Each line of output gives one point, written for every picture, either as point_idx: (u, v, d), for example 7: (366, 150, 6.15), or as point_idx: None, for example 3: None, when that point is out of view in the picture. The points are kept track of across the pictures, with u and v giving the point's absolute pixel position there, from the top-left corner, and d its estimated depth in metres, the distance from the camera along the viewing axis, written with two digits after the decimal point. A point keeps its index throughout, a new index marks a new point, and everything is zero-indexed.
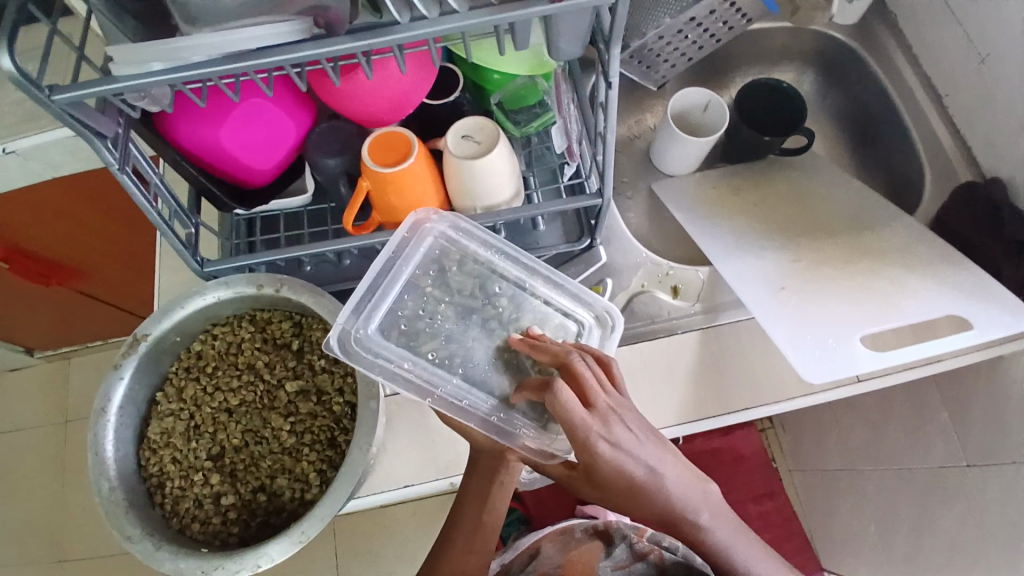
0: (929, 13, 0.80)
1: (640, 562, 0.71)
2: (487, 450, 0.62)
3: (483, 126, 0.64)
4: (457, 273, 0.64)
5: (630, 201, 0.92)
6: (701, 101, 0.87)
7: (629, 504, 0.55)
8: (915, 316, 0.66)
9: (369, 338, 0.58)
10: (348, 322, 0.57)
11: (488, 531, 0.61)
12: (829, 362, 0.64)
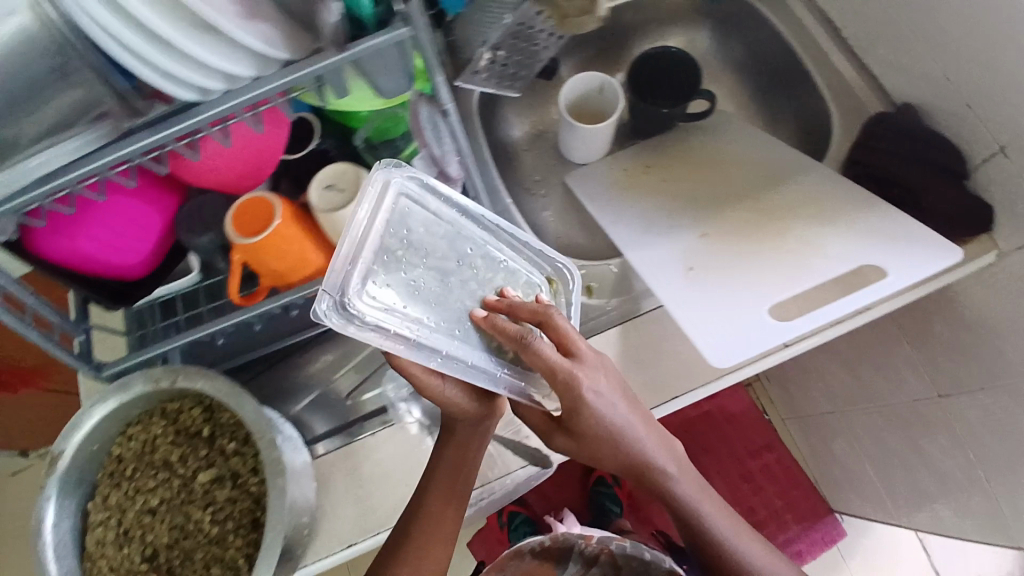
0: None
1: None
2: (463, 413, 0.60)
3: (345, 172, 0.62)
4: (429, 232, 0.55)
5: (545, 199, 0.89)
6: (595, 85, 0.84)
7: (601, 449, 0.59)
8: (829, 275, 0.65)
9: (355, 307, 0.48)
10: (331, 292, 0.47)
11: (458, 496, 0.63)
12: (735, 344, 0.62)
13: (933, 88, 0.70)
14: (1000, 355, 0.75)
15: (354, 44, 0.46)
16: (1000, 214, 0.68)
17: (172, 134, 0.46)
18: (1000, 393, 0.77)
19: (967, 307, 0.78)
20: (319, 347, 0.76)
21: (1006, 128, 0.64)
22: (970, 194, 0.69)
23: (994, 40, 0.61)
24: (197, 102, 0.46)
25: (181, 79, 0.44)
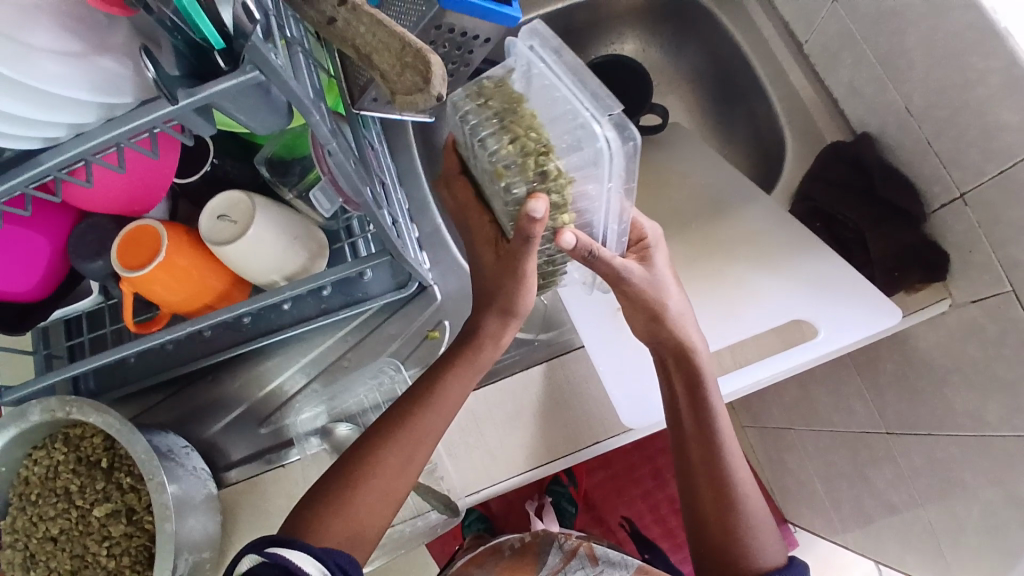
0: None
1: (574, 562, 0.65)
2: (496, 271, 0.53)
3: (237, 202, 0.58)
4: None
5: None
6: None
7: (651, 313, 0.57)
8: (758, 327, 0.66)
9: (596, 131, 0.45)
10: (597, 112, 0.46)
11: (479, 366, 0.57)
12: (647, 402, 0.65)
13: (892, 120, 0.64)
14: (949, 403, 0.71)
15: (197, 90, 0.40)
16: (949, 264, 0.64)
17: (17, 186, 0.41)
18: (946, 438, 0.73)
19: (915, 348, 0.74)
20: (235, 369, 0.74)
21: (962, 172, 0.59)
22: (924, 238, 0.64)
23: (948, 76, 0.56)
24: (42, 151, 0.42)
25: (16, 133, 0.40)
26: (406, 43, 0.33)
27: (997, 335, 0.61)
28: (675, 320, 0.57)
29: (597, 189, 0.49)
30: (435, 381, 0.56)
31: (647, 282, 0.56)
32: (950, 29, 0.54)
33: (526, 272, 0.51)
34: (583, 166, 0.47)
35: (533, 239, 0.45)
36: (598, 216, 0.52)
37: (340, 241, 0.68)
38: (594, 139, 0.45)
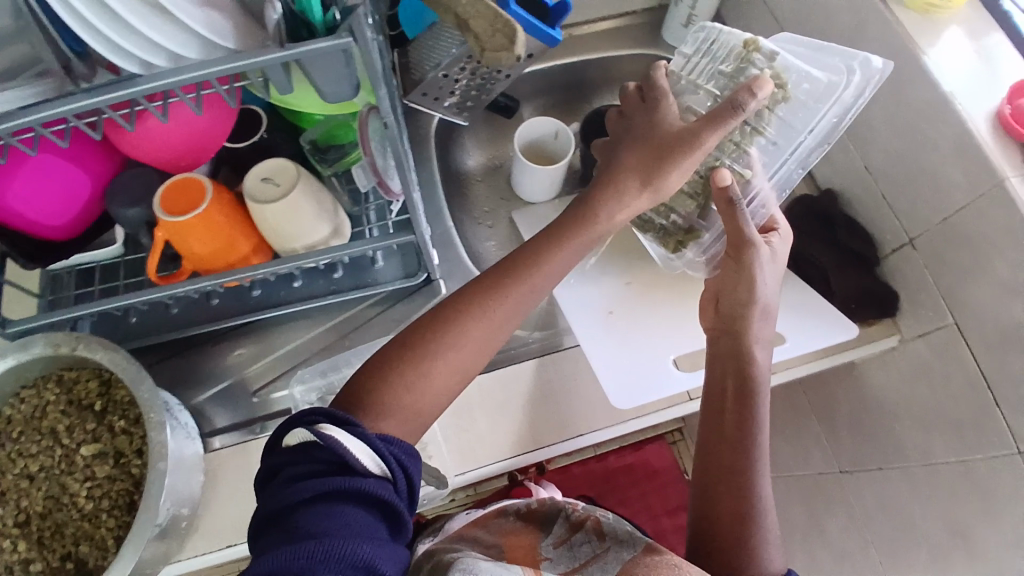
0: (760, 31, 0.85)
1: (580, 534, 0.56)
2: (642, 133, 0.59)
3: (284, 168, 0.64)
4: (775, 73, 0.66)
5: (491, 229, 0.89)
6: (551, 130, 0.87)
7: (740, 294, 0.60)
8: None
9: (846, 68, 0.60)
10: (844, 60, 0.60)
11: (539, 281, 0.57)
12: (637, 392, 0.69)
13: (855, 178, 0.75)
14: (897, 438, 0.78)
15: (295, 45, 0.46)
16: (900, 304, 0.73)
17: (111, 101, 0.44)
18: (893, 473, 0.79)
19: (867, 388, 0.82)
20: (236, 340, 0.75)
21: (912, 222, 0.69)
22: (878, 280, 0.74)
23: (906, 139, 0.67)
24: (139, 74, 0.46)
25: (127, 52, 0.45)
26: (498, 14, 0.40)
27: (942, 367, 0.70)
28: (757, 309, 0.60)
29: (799, 130, 0.62)
30: (549, 251, 0.57)
31: (767, 262, 0.60)
32: (910, 102, 0.66)
33: (701, 140, 0.55)
34: (813, 98, 0.60)
35: (739, 112, 0.54)
36: (761, 182, 0.63)
37: (361, 225, 0.72)
38: (839, 78, 0.59)
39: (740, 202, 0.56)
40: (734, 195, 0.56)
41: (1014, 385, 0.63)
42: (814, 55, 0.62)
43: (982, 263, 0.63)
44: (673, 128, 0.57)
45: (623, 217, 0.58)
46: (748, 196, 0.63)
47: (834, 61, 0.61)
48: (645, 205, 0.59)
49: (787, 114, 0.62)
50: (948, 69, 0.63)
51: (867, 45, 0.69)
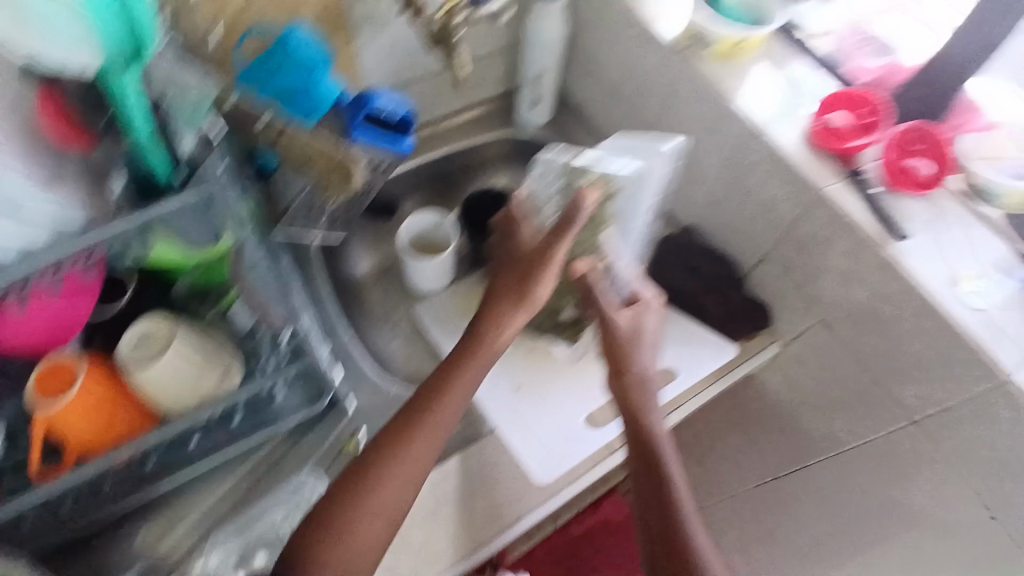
0: (592, 99, 0.94)
1: None
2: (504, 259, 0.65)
3: (158, 328, 0.63)
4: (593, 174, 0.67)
5: (392, 330, 0.89)
6: (431, 222, 0.89)
7: (618, 365, 0.64)
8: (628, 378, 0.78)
9: (654, 156, 0.61)
10: (652, 154, 0.61)
11: (445, 407, 0.61)
12: (555, 459, 0.71)
13: (703, 212, 0.83)
14: (808, 426, 0.87)
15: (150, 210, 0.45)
16: (774, 313, 0.80)
17: None
18: (831, 461, 0.86)
19: (773, 392, 0.88)
20: (144, 516, 0.70)
21: (759, 240, 0.77)
22: (750, 297, 0.81)
23: (732, 172, 0.75)
24: None
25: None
26: None
27: (824, 360, 0.77)
28: (635, 377, 0.64)
29: (633, 216, 0.64)
30: (446, 380, 0.62)
31: (630, 338, 0.64)
32: (726, 140, 0.74)
33: (551, 252, 0.61)
34: (635, 191, 0.62)
35: (574, 224, 0.59)
36: (620, 263, 0.65)
37: (254, 363, 0.67)
38: (651, 163, 0.61)
39: (598, 283, 0.63)
40: (592, 279, 0.64)
41: (884, 363, 0.70)
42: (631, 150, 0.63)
43: (823, 265, 0.70)
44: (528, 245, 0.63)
45: (512, 333, 0.63)
46: (612, 280, 0.65)
47: (627, 160, 0.61)
48: (525, 319, 0.63)
49: (620, 207, 0.63)
50: (758, 107, 0.71)
51: (679, 101, 0.78)
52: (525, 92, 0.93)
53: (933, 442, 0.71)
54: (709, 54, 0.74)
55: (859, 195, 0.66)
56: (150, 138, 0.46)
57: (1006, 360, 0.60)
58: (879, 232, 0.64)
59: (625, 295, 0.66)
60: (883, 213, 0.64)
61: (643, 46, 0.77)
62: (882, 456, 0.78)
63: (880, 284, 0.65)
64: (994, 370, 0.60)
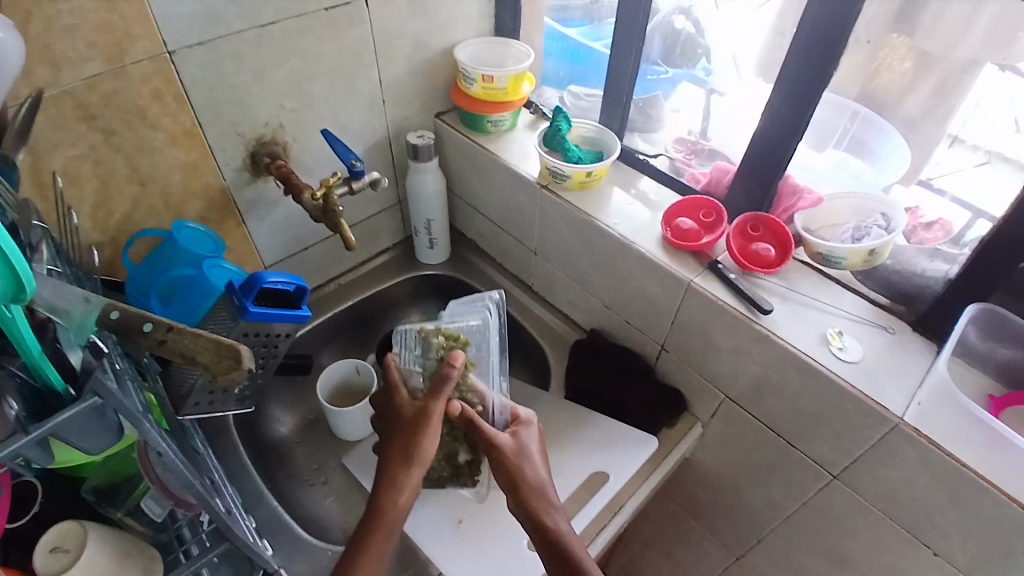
0: (487, 231, 1.02)
1: None
2: (396, 426, 0.66)
3: (70, 531, 0.61)
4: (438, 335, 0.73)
5: (325, 485, 0.88)
6: (351, 368, 0.92)
7: (514, 486, 0.63)
8: (567, 490, 0.78)
9: (494, 305, 0.71)
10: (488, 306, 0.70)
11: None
12: None
13: (603, 316, 0.90)
14: (752, 501, 0.89)
15: (44, 423, 0.45)
16: (686, 397, 0.85)
17: None
18: (783, 526, 0.87)
19: (711, 471, 0.91)
20: None
21: (655, 333, 0.83)
22: (661, 384, 0.86)
23: (616, 277, 0.83)
24: None
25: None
26: (221, 341, 0.42)
27: (742, 433, 0.82)
28: (529, 488, 0.63)
29: (490, 357, 0.69)
30: (354, 556, 0.59)
31: (516, 454, 0.64)
32: (603, 251, 0.82)
33: (431, 410, 0.63)
34: (480, 339, 0.68)
35: (448, 379, 0.61)
36: (493, 396, 0.69)
37: (174, 549, 0.68)
38: (485, 313, 0.69)
39: (477, 416, 0.64)
40: (472, 414, 0.64)
41: (790, 424, 0.75)
42: (467, 305, 0.72)
43: (711, 347, 0.77)
44: (408, 408, 0.65)
45: (409, 496, 0.62)
46: (488, 414, 0.68)
47: (471, 313, 0.69)
48: (420, 478, 0.64)
49: (476, 352, 0.69)
50: (619, 223, 0.81)
51: (557, 224, 0.87)
52: (425, 234, 1.01)
53: (857, 493, 0.74)
54: (566, 186, 0.84)
55: (720, 281, 0.73)
56: (41, 354, 0.46)
57: (890, 404, 0.65)
58: (746, 310, 0.71)
59: (505, 419, 0.69)
60: (745, 293, 0.71)
61: (515, 184, 0.90)
62: (821, 513, 0.81)
63: (764, 354, 0.71)
64: (884, 415, 0.65)
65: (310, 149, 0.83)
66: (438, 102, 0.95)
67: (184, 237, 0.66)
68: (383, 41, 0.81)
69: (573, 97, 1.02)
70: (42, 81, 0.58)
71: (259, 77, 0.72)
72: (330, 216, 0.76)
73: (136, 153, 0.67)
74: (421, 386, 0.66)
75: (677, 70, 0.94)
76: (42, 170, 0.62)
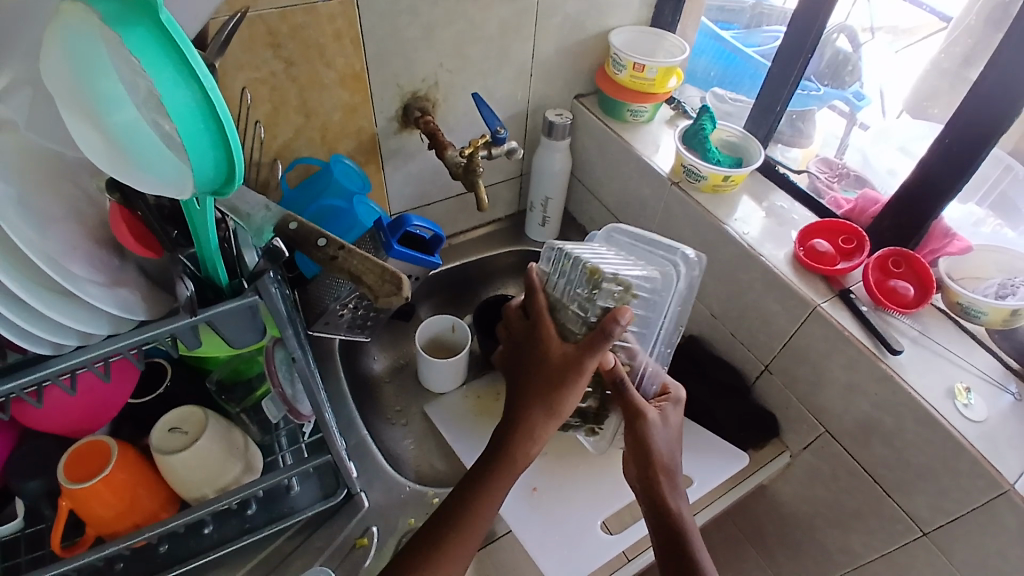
0: (600, 218, 1.03)
1: None
2: (542, 363, 0.65)
3: (190, 416, 0.66)
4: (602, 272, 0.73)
5: (405, 428, 0.91)
6: (448, 324, 0.95)
7: (648, 453, 0.66)
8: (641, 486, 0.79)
9: (688, 260, 0.68)
10: (676, 258, 0.68)
11: (480, 517, 0.62)
12: (569, 562, 0.70)
13: (707, 324, 0.89)
14: (823, 544, 0.87)
15: (204, 309, 0.49)
16: (778, 422, 0.83)
17: (18, 387, 0.45)
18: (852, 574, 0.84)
19: (787, 502, 0.89)
20: None
21: (760, 351, 0.81)
22: (756, 405, 0.84)
23: (731, 288, 0.82)
24: (50, 356, 0.47)
25: (33, 334, 0.45)
26: (385, 267, 0.45)
27: (832, 471, 0.79)
28: (660, 464, 0.66)
29: (656, 317, 0.69)
30: (485, 485, 0.63)
31: (658, 428, 0.67)
32: (724, 259, 0.81)
33: (584, 365, 0.62)
34: (654, 294, 0.67)
35: (610, 338, 0.59)
36: (644, 359, 0.71)
37: (274, 453, 0.73)
38: (669, 269, 0.67)
39: (624, 381, 0.65)
40: (622, 374, 0.66)
41: (889, 471, 0.71)
42: (644, 250, 0.69)
43: (821, 376, 0.74)
44: (560, 354, 0.64)
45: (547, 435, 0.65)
46: (637, 376, 0.72)
47: (654, 263, 0.68)
48: (554, 427, 0.65)
49: (645, 305, 0.67)
50: (748, 233, 0.79)
51: (680, 223, 0.86)
52: (540, 211, 1.02)
53: (947, 556, 0.70)
54: (698, 187, 0.84)
55: (849, 311, 0.71)
56: (216, 251, 0.49)
57: (1007, 470, 0.61)
58: (872, 346, 0.68)
59: (653, 390, 0.72)
60: (874, 328, 0.69)
61: (642, 176, 0.90)
62: (898, 569, 0.77)
63: (881, 394, 0.68)
64: (997, 480, 0.60)
65: (454, 109, 0.85)
66: (581, 84, 0.96)
67: (339, 171, 0.72)
68: (545, 16, 0.83)
69: (717, 97, 1.02)
70: (244, 2, 0.62)
71: (427, 33, 0.75)
72: (469, 175, 0.79)
73: (307, 86, 0.72)
74: (577, 330, 0.65)
75: (830, 89, 0.96)
76: (229, 86, 0.67)
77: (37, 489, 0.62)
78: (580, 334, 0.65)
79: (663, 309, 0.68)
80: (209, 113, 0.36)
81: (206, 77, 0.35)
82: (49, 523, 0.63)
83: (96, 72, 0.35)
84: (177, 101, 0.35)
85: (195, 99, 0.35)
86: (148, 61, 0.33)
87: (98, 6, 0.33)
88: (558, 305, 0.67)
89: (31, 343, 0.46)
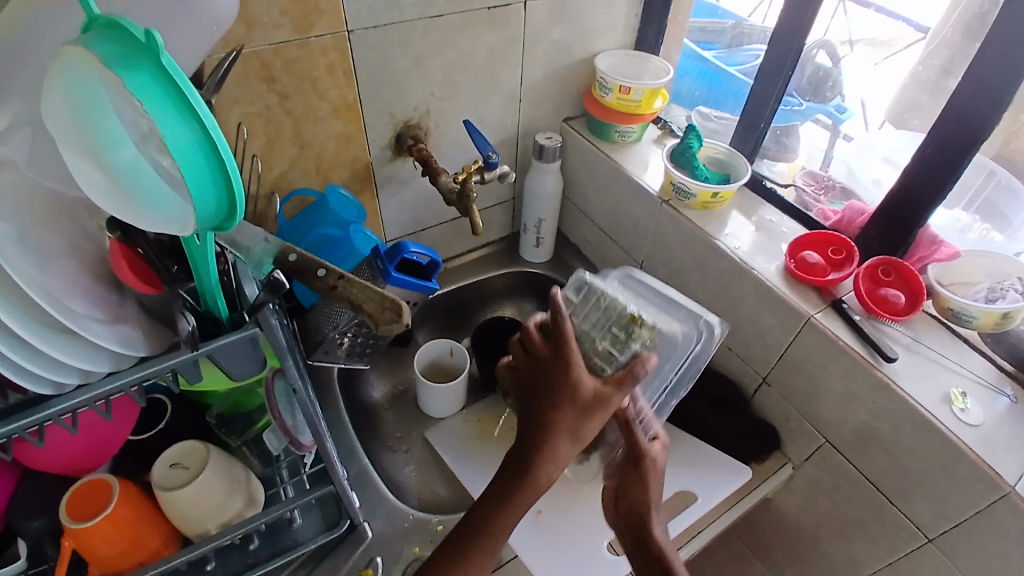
0: (593, 237, 1.04)
1: None
2: (567, 390, 0.58)
3: (192, 450, 0.66)
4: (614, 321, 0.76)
5: (406, 454, 0.91)
6: (446, 348, 0.95)
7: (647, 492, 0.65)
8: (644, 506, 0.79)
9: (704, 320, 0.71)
10: (695, 317, 0.71)
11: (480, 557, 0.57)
12: None
13: None
14: (828, 556, 0.86)
15: (206, 342, 0.49)
16: (777, 435, 0.83)
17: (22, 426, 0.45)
18: None
19: (790, 515, 0.89)
20: None
21: (756, 363, 0.82)
22: (755, 418, 0.84)
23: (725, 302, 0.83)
24: (50, 395, 0.47)
25: (34, 373, 0.45)
26: (385, 295, 0.46)
27: (833, 481, 0.79)
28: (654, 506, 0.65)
29: (665, 373, 0.69)
30: (490, 519, 0.57)
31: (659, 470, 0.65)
32: (717, 273, 0.82)
33: (612, 403, 0.58)
34: (672, 348, 0.68)
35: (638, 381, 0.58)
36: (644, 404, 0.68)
37: (276, 485, 0.73)
38: (691, 329, 0.70)
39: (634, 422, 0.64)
40: (630, 416, 0.64)
41: (891, 479, 0.72)
42: (665, 305, 0.73)
43: (818, 386, 0.75)
44: (586, 384, 0.58)
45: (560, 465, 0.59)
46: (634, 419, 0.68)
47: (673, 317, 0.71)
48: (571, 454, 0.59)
49: (662, 357, 0.68)
50: (739, 247, 0.80)
51: (672, 240, 0.87)
52: (533, 233, 1.03)
53: (952, 562, 0.70)
54: (688, 204, 0.85)
55: (843, 322, 0.72)
56: (217, 287, 0.50)
57: (1007, 472, 0.61)
58: (867, 355, 0.69)
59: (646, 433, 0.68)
60: (868, 337, 0.70)
61: (633, 195, 0.91)
62: None
63: (877, 401, 0.69)
64: (998, 482, 0.61)
65: (446, 135, 0.87)
66: (569, 108, 0.98)
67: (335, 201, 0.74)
68: (532, 43, 0.85)
69: (703, 116, 1.04)
70: (239, 40, 0.63)
71: (418, 64, 0.77)
72: (463, 200, 0.80)
73: (302, 119, 0.73)
74: (603, 367, 0.62)
75: (812, 103, 1.00)
76: (225, 121, 0.68)
77: (39, 528, 0.62)
78: (608, 371, 0.61)
79: (672, 368, 0.69)
80: (209, 148, 0.37)
81: (206, 115, 0.36)
82: (52, 563, 0.62)
83: (97, 114, 0.35)
84: (180, 140, 0.36)
85: (196, 136, 0.36)
86: (150, 103, 0.34)
87: (99, 50, 0.34)
88: (585, 337, 0.63)
89: (32, 384, 0.46)
